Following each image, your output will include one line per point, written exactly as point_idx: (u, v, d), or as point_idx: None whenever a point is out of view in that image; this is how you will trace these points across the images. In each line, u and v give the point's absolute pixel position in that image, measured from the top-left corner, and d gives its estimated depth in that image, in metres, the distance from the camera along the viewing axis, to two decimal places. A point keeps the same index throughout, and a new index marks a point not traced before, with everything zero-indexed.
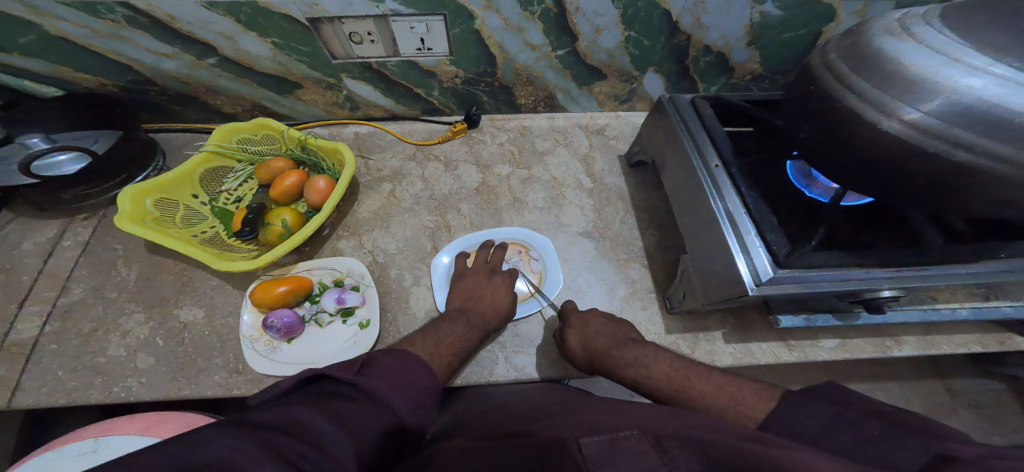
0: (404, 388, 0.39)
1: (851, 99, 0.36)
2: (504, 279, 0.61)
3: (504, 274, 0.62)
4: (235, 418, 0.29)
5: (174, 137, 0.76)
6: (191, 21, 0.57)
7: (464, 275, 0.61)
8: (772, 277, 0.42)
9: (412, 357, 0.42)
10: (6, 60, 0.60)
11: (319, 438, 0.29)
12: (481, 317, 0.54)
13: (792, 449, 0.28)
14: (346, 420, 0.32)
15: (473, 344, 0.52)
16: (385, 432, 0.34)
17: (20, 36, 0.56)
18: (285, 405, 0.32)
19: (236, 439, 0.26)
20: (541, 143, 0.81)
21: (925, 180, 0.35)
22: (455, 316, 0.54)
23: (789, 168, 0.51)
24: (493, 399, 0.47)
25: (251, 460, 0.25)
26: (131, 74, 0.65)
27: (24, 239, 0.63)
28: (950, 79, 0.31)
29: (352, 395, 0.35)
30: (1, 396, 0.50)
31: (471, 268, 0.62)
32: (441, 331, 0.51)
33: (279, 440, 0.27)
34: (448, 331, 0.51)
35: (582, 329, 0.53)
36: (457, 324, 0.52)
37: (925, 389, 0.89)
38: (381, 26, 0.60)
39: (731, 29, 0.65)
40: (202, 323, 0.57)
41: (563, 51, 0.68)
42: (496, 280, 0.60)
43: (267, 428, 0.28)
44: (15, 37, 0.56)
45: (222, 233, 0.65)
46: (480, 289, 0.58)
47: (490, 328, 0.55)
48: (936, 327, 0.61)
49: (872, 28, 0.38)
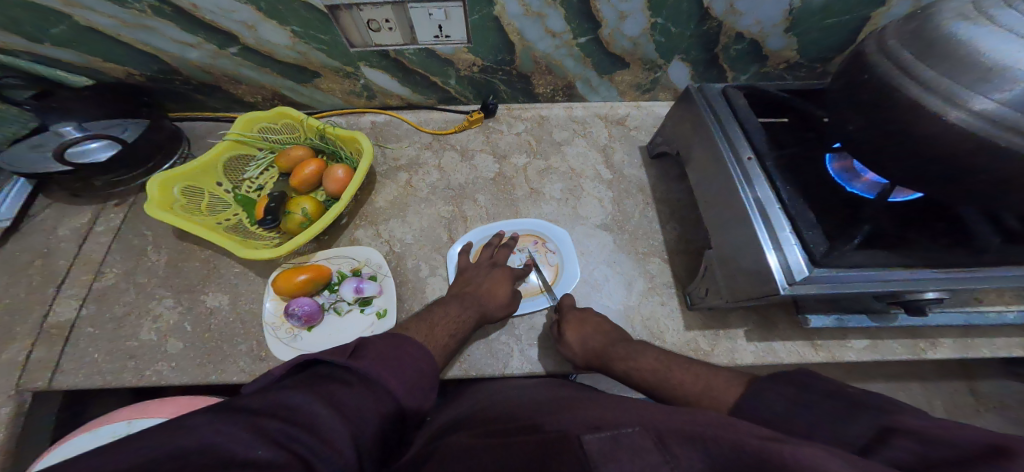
0: (400, 369, 0.39)
1: (912, 89, 0.34)
2: (503, 272, 0.59)
3: (504, 267, 0.61)
4: (227, 404, 0.29)
5: (198, 126, 0.77)
6: (213, 10, 0.57)
7: (466, 271, 0.60)
8: (808, 276, 0.41)
9: (407, 339, 0.42)
10: (39, 50, 0.61)
11: (314, 422, 0.30)
12: (479, 300, 0.54)
13: (798, 445, 0.26)
14: (341, 404, 0.33)
15: (469, 327, 0.52)
16: (381, 414, 0.35)
17: (53, 26, 0.57)
18: (279, 390, 0.32)
19: (229, 424, 0.27)
20: (558, 133, 0.79)
21: (992, 176, 0.33)
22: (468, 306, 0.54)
23: (828, 161, 0.49)
24: (498, 393, 0.47)
25: (248, 443, 0.26)
26: (158, 64, 0.66)
27: (60, 224, 0.65)
28: None
29: (344, 378, 0.35)
30: (43, 375, 0.53)
31: (474, 264, 0.61)
32: (435, 315, 0.51)
33: (273, 427, 0.28)
34: (441, 313, 0.52)
35: (580, 326, 0.53)
36: (451, 307, 0.53)
37: (950, 391, 0.86)
38: (399, 13, 0.59)
39: (767, 15, 0.61)
40: (227, 309, 0.59)
41: (584, 39, 0.66)
42: (496, 272, 0.59)
43: (262, 414, 0.29)
44: (48, 27, 0.58)
45: (244, 221, 0.66)
46: (476, 279, 0.58)
47: (490, 314, 0.55)
48: (974, 329, 0.58)
49: (941, 11, 0.35)
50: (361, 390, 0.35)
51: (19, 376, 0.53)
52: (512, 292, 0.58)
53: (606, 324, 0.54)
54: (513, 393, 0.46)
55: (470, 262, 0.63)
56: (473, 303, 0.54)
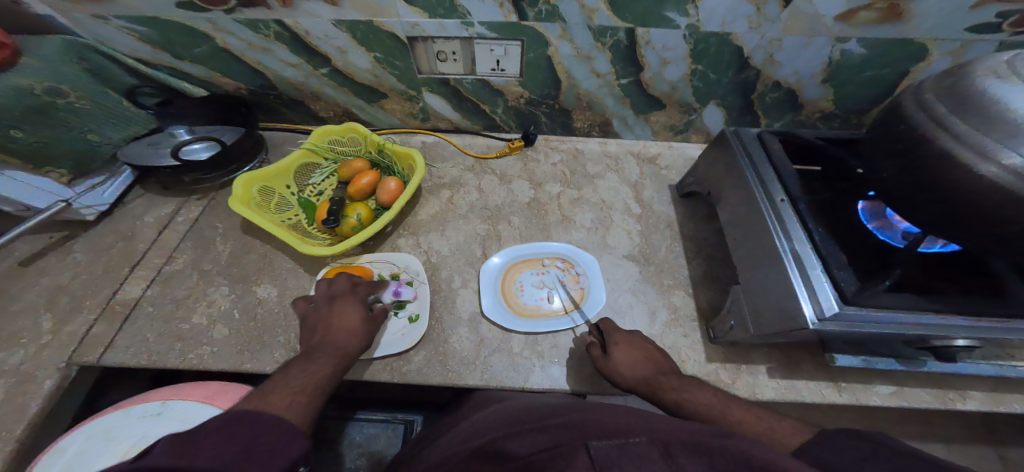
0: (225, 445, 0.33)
1: (946, 140, 0.36)
2: (347, 301, 0.56)
3: (348, 295, 0.58)
4: None
5: (275, 135, 0.86)
6: (320, 36, 0.66)
7: (306, 314, 0.56)
8: (837, 313, 0.42)
9: (243, 413, 0.37)
10: (177, 65, 0.72)
11: None
12: (333, 345, 0.50)
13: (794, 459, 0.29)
14: None
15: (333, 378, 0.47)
16: None
17: (196, 47, 0.68)
18: None
19: None
20: (591, 167, 0.83)
21: (1020, 227, 0.35)
22: (297, 361, 0.47)
23: (862, 207, 0.51)
24: (496, 405, 0.48)
25: None
26: (260, 80, 0.75)
27: (146, 212, 0.73)
28: None
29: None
30: (98, 350, 0.57)
31: (311, 304, 0.57)
32: (274, 383, 0.44)
33: None
34: (282, 377, 0.45)
35: (630, 349, 0.53)
36: (298, 365, 0.47)
37: (981, 456, 0.83)
38: (465, 47, 0.67)
39: (806, 67, 0.65)
40: (274, 301, 0.63)
41: (626, 80, 0.71)
42: (338, 306, 0.56)
43: None
44: (192, 47, 0.68)
45: (303, 222, 0.72)
46: (323, 325, 0.53)
47: (353, 350, 0.52)
48: (1009, 385, 0.56)
49: (976, 68, 0.37)
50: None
51: (74, 350, 0.57)
52: (365, 316, 0.55)
53: (652, 352, 0.53)
54: (530, 399, 0.47)
55: (309, 303, 0.58)
56: (323, 353, 0.49)
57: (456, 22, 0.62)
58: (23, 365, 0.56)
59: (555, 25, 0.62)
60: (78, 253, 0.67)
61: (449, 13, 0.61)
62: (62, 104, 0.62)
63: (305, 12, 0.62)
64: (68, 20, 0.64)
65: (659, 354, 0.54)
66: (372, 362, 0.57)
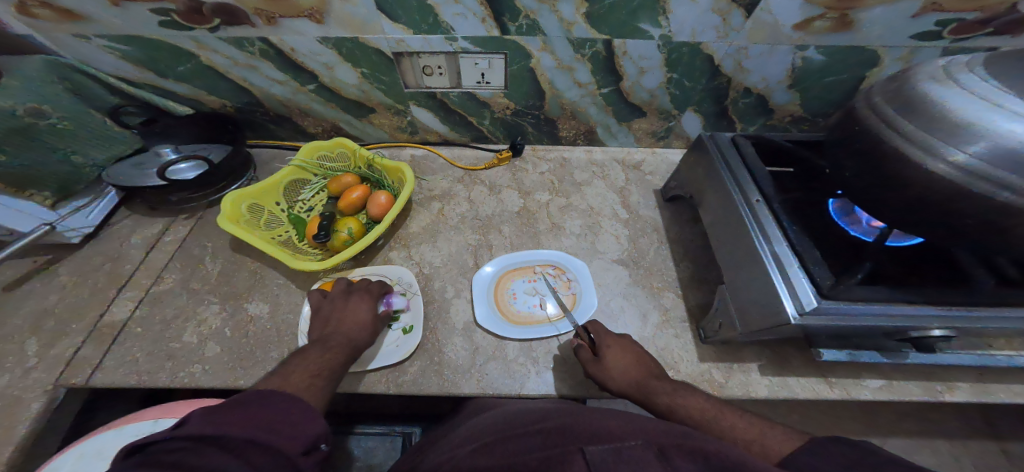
0: (256, 416, 0.34)
1: (895, 138, 0.39)
2: (361, 297, 0.58)
3: (362, 292, 0.60)
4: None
5: (264, 153, 0.86)
6: (305, 53, 0.67)
7: (319, 306, 0.57)
8: (816, 307, 0.43)
9: (271, 392, 0.37)
10: (162, 83, 0.73)
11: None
12: (344, 336, 0.52)
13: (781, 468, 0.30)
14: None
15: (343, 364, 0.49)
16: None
17: (181, 65, 0.69)
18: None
19: None
20: (579, 174, 0.85)
21: (971, 218, 0.37)
22: (310, 346, 0.49)
23: (832, 205, 0.53)
24: (495, 410, 0.49)
25: None
26: (247, 97, 0.76)
27: (133, 233, 0.72)
28: (993, 124, 0.34)
29: (183, 447, 0.30)
30: (84, 373, 0.56)
31: (326, 298, 0.58)
32: (288, 367, 0.45)
33: None
34: (297, 360, 0.46)
35: (622, 352, 0.53)
36: (311, 351, 0.48)
37: (978, 449, 0.85)
38: (450, 61, 0.69)
39: (773, 73, 0.69)
40: (266, 318, 0.62)
41: (607, 90, 0.74)
42: (352, 301, 0.58)
43: None
44: (177, 66, 0.69)
45: (293, 238, 0.72)
46: (336, 316, 0.55)
47: (362, 343, 0.53)
48: (992, 374, 0.57)
49: (917, 74, 0.40)
50: (208, 451, 0.30)
51: (61, 372, 0.56)
52: (374, 311, 0.57)
53: (642, 355, 0.54)
54: (525, 405, 0.48)
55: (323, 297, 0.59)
56: (335, 342, 0.51)
57: (440, 38, 0.64)
58: (8, 389, 0.54)
59: (536, 38, 0.64)
60: (64, 275, 0.66)
61: (433, 29, 0.63)
62: (44, 125, 0.63)
63: (290, 30, 0.63)
64: (49, 40, 0.64)
65: (653, 360, 0.54)
66: (368, 375, 0.56)
